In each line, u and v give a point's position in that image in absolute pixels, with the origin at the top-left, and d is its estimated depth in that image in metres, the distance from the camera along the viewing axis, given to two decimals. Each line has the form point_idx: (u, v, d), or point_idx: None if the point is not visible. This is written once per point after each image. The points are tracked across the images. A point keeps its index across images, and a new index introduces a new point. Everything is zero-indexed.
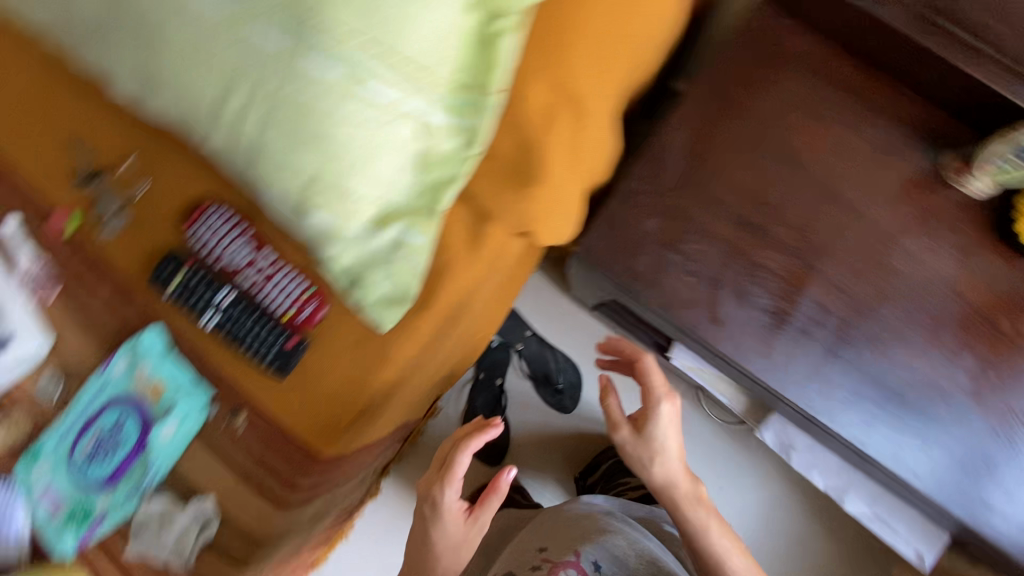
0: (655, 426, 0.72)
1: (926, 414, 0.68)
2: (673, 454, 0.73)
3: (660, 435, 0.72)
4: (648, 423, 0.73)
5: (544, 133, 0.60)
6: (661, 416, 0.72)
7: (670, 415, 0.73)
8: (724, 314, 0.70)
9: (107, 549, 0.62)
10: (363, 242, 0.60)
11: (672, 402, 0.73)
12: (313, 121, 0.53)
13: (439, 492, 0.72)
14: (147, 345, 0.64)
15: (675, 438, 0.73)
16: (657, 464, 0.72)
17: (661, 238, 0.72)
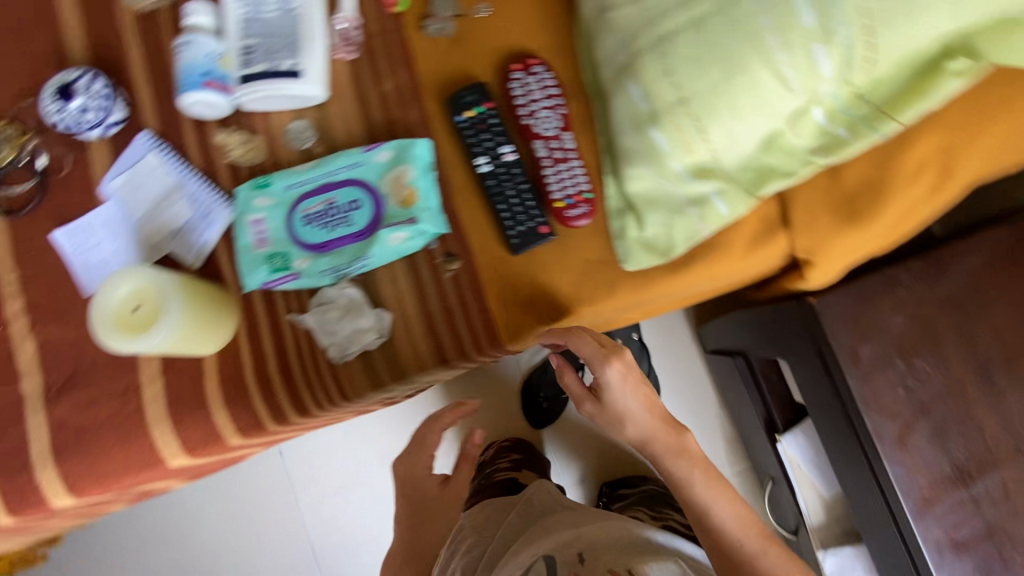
0: (614, 392, 0.64)
1: None
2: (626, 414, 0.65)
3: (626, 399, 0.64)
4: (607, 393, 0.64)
5: (900, 182, 0.56)
6: (611, 375, 0.63)
7: (620, 378, 0.63)
8: (912, 441, 0.68)
9: (281, 303, 0.63)
10: (669, 180, 0.57)
11: (615, 356, 0.63)
12: (738, 48, 0.49)
13: (410, 460, 0.76)
14: (417, 155, 0.61)
15: (639, 404, 0.65)
16: (627, 425, 0.65)
17: (898, 341, 0.69)
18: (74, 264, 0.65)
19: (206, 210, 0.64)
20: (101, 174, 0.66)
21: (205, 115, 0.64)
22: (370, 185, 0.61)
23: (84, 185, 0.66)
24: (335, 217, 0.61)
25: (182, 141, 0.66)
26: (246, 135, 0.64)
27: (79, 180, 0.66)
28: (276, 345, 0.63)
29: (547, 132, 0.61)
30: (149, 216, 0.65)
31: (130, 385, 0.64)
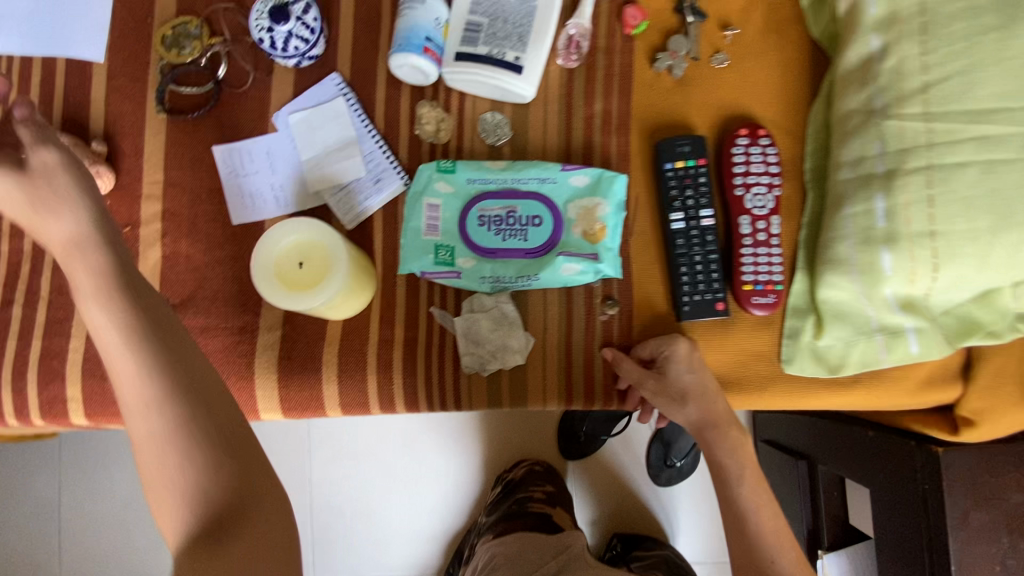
0: (674, 374, 0.56)
1: None
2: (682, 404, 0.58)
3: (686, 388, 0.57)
4: (667, 376, 0.56)
5: None
6: (669, 353, 0.56)
7: (691, 362, 0.56)
8: None
9: (425, 293, 0.60)
10: (873, 303, 0.53)
11: (684, 342, 0.57)
12: (1016, 204, 0.47)
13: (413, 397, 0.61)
14: (614, 190, 0.58)
15: (704, 385, 0.57)
16: (687, 402, 0.57)
17: (1010, 515, 0.67)
18: (226, 187, 0.62)
19: (379, 175, 0.61)
20: (281, 105, 0.62)
21: (408, 80, 0.61)
22: (555, 205, 0.58)
23: (258, 109, 0.62)
24: (511, 226, 0.58)
25: (371, 96, 0.62)
26: (443, 114, 0.61)
27: (256, 103, 0.63)
28: (406, 334, 0.60)
29: (756, 210, 0.57)
30: (316, 162, 0.61)
31: (245, 327, 0.60)
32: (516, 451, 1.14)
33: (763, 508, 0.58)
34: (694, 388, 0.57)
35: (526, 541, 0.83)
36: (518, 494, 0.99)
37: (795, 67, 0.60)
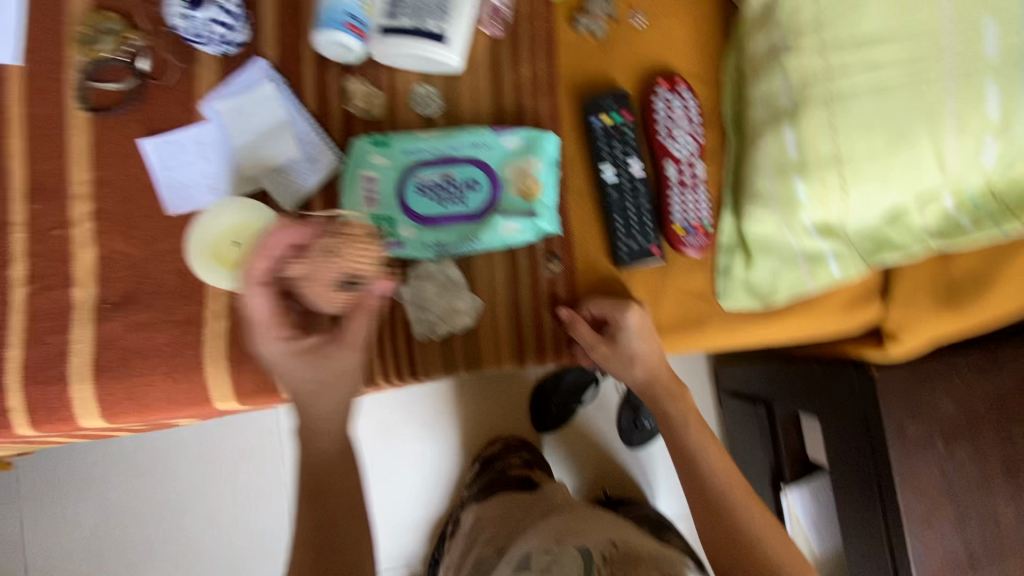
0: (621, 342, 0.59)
1: None
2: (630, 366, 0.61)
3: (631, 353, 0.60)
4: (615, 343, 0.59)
5: (1004, 283, 0.58)
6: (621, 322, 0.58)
7: (641, 328, 0.59)
8: (934, 520, 0.71)
9: None
10: (794, 230, 0.57)
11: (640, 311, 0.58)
12: (909, 125, 0.51)
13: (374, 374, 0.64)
14: (546, 149, 0.60)
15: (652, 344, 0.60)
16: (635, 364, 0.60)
17: (944, 424, 0.72)
18: (157, 180, 0.61)
19: (313, 155, 0.61)
20: (206, 93, 0.62)
21: (333, 58, 0.61)
22: (490, 167, 0.60)
23: (184, 100, 0.62)
24: (450, 192, 0.59)
25: (300, 79, 0.62)
26: (372, 89, 0.62)
27: (179, 93, 0.62)
28: None
29: (680, 156, 0.60)
30: (248, 147, 0.61)
31: (189, 318, 0.60)
32: (490, 430, 1.14)
33: (713, 441, 0.61)
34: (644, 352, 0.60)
35: (508, 500, 0.83)
36: (496, 464, 0.99)
37: (706, 20, 0.64)
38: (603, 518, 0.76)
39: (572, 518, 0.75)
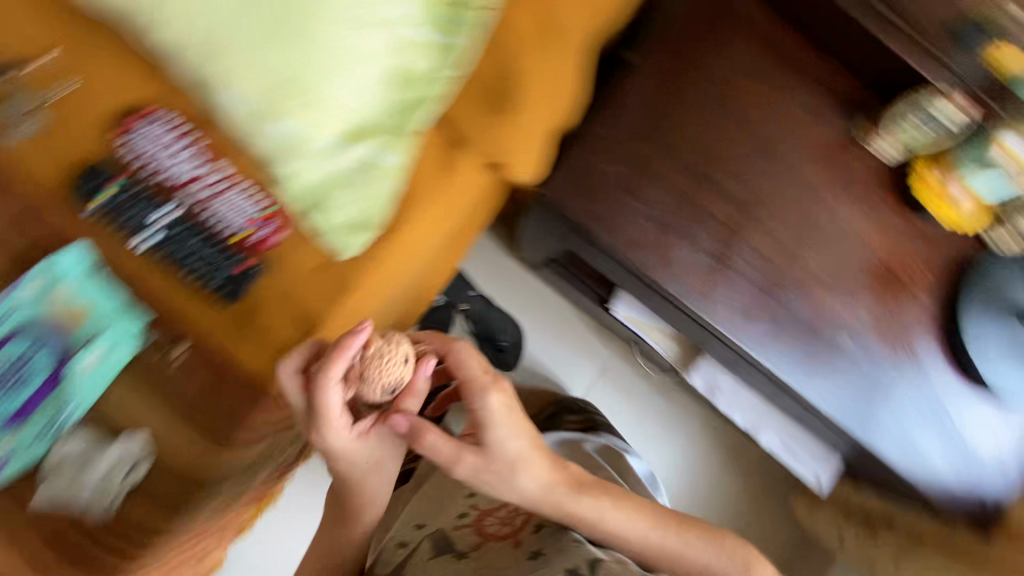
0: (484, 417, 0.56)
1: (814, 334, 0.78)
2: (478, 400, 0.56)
3: (493, 423, 0.56)
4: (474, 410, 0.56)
5: (525, 62, 0.60)
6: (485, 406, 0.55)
7: (506, 408, 0.56)
8: (672, 254, 0.76)
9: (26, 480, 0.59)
10: (326, 157, 0.58)
11: (501, 390, 0.57)
12: (306, 12, 0.52)
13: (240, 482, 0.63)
14: (59, 267, 0.59)
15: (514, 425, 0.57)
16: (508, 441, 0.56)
17: (621, 183, 0.77)
18: None
19: None
20: None
21: None
22: (45, 326, 0.59)
23: None
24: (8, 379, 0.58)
25: None
26: None
27: None
28: (53, 525, 0.57)
29: (183, 177, 0.61)
30: None
31: None
32: None
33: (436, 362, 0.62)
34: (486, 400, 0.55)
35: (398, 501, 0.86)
36: None
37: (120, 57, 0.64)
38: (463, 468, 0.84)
39: (436, 483, 0.82)
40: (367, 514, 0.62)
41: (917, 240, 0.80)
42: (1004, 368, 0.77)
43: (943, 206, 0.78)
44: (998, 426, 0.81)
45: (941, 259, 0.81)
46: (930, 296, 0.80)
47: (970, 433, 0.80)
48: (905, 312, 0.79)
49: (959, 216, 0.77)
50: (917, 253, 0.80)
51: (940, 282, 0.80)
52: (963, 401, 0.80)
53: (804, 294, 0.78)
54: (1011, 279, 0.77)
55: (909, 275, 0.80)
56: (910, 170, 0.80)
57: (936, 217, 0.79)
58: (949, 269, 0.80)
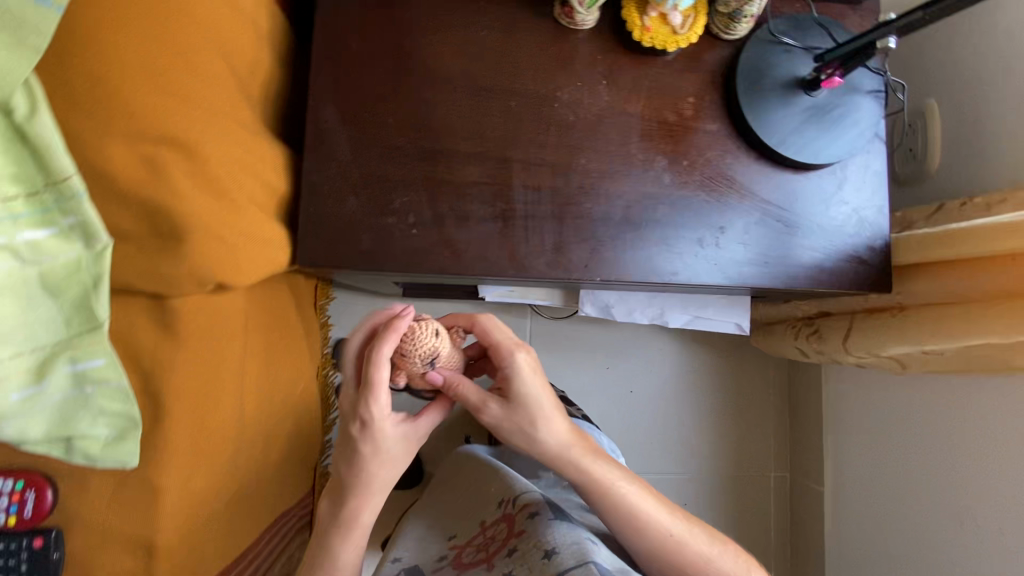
0: (519, 382, 0.59)
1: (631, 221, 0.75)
2: (527, 390, 0.59)
3: (529, 389, 0.59)
4: (510, 384, 0.59)
5: (158, 188, 0.55)
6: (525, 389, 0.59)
7: (535, 373, 0.60)
8: (458, 241, 0.72)
9: None
10: (34, 407, 0.52)
11: (528, 353, 0.60)
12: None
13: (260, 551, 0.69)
14: None
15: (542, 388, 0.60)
16: (539, 421, 0.59)
17: (368, 209, 0.71)
18: None
19: None
20: None
21: None
22: None
23: None
24: None
25: None
26: None
27: None
28: None
29: None
30: None
31: None
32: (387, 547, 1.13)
33: None
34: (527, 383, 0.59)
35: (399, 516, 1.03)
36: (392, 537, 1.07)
37: None
38: (486, 478, 0.86)
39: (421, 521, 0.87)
40: (355, 506, 0.60)
41: (667, 77, 0.77)
42: (797, 145, 0.76)
43: (664, 35, 0.74)
44: (835, 191, 0.79)
45: (698, 81, 0.78)
46: (711, 119, 0.77)
47: (820, 211, 0.78)
48: (698, 147, 0.77)
49: (678, 36, 0.75)
50: (675, 88, 0.77)
51: (711, 101, 0.78)
52: (808, 185, 0.78)
53: (599, 195, 0.75)
54: (771, 66, 0.76)
55: (681, 112, 0.77)
56: (621, 17, 0.76)
57: (667, 49, 0.76)
58: (710, 85, 0.78)
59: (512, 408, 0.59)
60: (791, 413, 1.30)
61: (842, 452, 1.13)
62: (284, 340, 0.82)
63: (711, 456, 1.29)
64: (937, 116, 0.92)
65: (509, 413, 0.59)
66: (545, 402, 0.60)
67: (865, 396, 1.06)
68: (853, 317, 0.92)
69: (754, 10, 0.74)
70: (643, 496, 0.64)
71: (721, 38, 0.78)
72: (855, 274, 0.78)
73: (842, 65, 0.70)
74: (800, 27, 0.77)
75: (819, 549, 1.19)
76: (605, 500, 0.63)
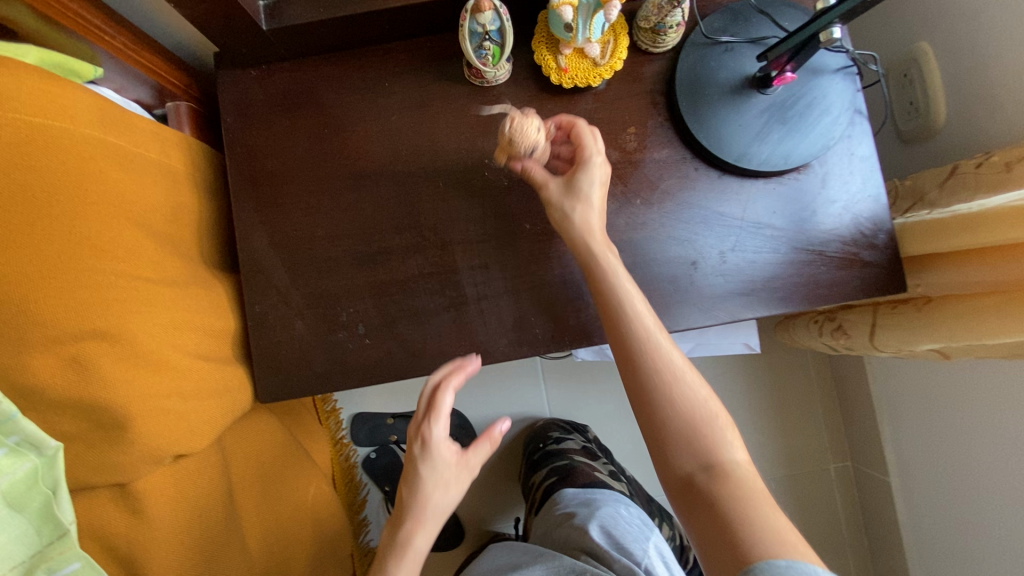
0: (585, 174, 0.63)
1: None
2: (595, 186, 0.64)
3: (592, 187, 0.63)
4: (577, 173, 0.63)
5: (88, 384, 0.54)
6: (592, 187, 0.63)
7: (601, 172, 0.64)
8: (414, 341, 0.69)
9: None
10: None
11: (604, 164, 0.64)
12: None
13: None
14: None
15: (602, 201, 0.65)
16: (589, 214, 0.63)
17: (316, 330, 0.69)
18: None
19: None
20: None
21: None
22: None
23: None
24: None
25: None
26: None
27: None
28: None
29: None
30: None
31: None
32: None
33: None
34: (593, 173, 0.63)
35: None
36: None
37: None
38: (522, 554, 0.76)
39: None
40: (408, 530, 0.66)
41: (600, 112, 0.70)
42: (762, 152, 0.67)
43: (585, 70, 0.67)
44: (820, 190, 0.69)
45: (636, 108, 0.70)
46: (658, 146, 0.69)
47: (805, 212, 0.68)
48: (650, 180, 0.69)
49: (600, 67, 0.68)
50: (610, 123, 0.70)
51: (655, 125, 0.70)
52: (795, 185, 0.69)
53: (552, 258, 0.69)
54: (714, 72, 0.67)
55: (623, 146, 0.70)
56: (536, 62, 0.69)
57: (593, 84, 0.69)
58: (650, 107, 0.70)
59: (574, 197, 0.63)
60: (840, 398, 1.19)
61: (901, 439, 1.02)
62: (278, 458, 0.83)
63: (760, 459, 1.20)
64: (933, 62, 0.79)
65: (575, 200, 0.63)
66: (598, 211, 0.64)
67: (914, 380, 0.95)
68: (875, 309, 0.81)
69: (678, 18, 0.65)
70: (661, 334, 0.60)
71: (651, 52, 0.70)
72: (864, 280, 0.68)
73: (792, 60, 0.60)
74: (739, 18, 0.68)
75: (897, 543, 1.09)
76: (628, 312, 0.60)
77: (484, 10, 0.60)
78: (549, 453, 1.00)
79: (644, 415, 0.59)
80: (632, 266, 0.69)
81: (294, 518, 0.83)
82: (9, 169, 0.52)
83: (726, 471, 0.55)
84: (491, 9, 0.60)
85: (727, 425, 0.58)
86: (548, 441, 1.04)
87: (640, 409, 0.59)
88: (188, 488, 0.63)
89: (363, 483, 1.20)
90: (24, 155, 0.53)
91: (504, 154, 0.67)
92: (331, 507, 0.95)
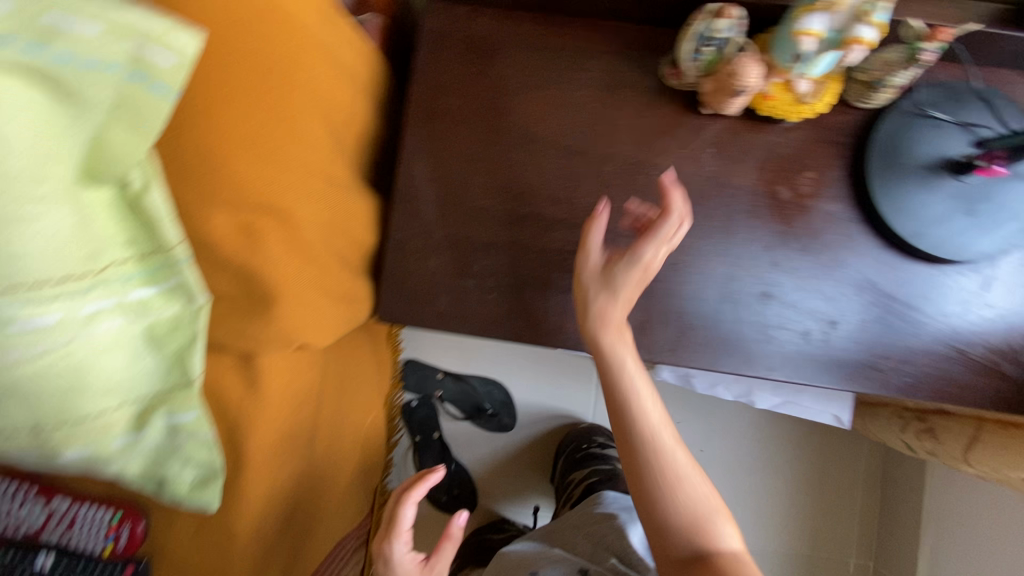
0: (628, 265, 0.61)
1: (726, 306, 0.68)
2: (648, 243, 0.61)
3: (649, 249, 0.61)
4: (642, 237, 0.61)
5: (252, 253, 0.57)
6: (627, 280, 0.61)
7: (632, 275, 0.61)
8: (536, 310, 0.69)
9: None
10: (133, 449, 0.57)
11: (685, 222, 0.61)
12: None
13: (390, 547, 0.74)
14: None
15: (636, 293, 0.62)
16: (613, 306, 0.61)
17: (448, 270, 0.70)
18: None
19: None
20: None
21: None
22: None
23: None
24: None
25: None
26: None
27: None
28: None
29: (27, 530, 0.59)
30: None
31: None
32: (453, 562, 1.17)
33: None
34: (650, 244, 0.61)
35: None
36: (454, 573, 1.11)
37: None
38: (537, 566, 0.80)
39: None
40: None
41: (784, 148, 0.69)
42: (938, 235, 0.65)
43: (785, 104, 0.66)
44: (979, 291, 0.67)
45: (820, 154, 0.69)
46: (831, 198, 0.69)
47: (952, 303, 0.67)
48: (813, 228, 0.68)
49: (803, 105, 0.66)
50: (790, 161, 0.69)
51: (834, 177, 0.69)
52: (955, 279, 0.67)
53: (694, 274, 0.69)
54: (915, 143, 0.66)
55: (797, 187, 0.69)
56: None
57: (789, 118, 0.68)
58: (834, 158, 0.69)
59: (604, 286, 0.62)
60: (883, 499, 1.17)
61: (941, 558, 1.00)
62: (357, 378, 0.85)
63: (783, 531, 1.19)
64: None
65: (603, 288, 0.62)
66: (623, 304, 0.61)
67: (980, 507, 0.92)
68: (978, 424, 0.78)
69: (899, 81, 0.63)
70: (654, 399, 0.63)
71: (853, 105, 0.69)
72: (997, 392, 0.66)
73: (1012, 155, 0.59)
74: (954, 98, 0.67)
75: None
76: (635, 411, 0.62)
77: (723, 17, 0.60)
78: (591, 454, 1.02)
79: (634, 467, 0.62)
80: (766, 300, 0.68)
81: (353, 438, 0.85)
82: (247, 32, 0.54)
83: (706, 521, 0.60)
84: (729, 18, 0.61)
85: (703, 478, 0.62)
86: (592, 443, 1.05)
87: (626, 462, 0.62)
88: (294, 378, 0.65)
89: (398, 427, 1.22)
90: (262, 23, 0.55)
91: (709, 85, 0.66)
92: (379, 439, 0.97)
